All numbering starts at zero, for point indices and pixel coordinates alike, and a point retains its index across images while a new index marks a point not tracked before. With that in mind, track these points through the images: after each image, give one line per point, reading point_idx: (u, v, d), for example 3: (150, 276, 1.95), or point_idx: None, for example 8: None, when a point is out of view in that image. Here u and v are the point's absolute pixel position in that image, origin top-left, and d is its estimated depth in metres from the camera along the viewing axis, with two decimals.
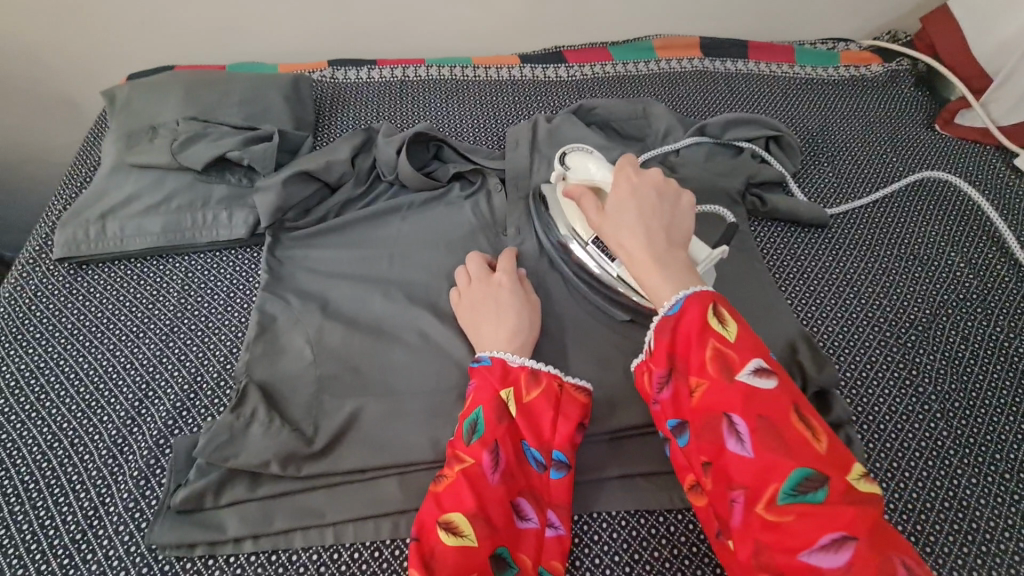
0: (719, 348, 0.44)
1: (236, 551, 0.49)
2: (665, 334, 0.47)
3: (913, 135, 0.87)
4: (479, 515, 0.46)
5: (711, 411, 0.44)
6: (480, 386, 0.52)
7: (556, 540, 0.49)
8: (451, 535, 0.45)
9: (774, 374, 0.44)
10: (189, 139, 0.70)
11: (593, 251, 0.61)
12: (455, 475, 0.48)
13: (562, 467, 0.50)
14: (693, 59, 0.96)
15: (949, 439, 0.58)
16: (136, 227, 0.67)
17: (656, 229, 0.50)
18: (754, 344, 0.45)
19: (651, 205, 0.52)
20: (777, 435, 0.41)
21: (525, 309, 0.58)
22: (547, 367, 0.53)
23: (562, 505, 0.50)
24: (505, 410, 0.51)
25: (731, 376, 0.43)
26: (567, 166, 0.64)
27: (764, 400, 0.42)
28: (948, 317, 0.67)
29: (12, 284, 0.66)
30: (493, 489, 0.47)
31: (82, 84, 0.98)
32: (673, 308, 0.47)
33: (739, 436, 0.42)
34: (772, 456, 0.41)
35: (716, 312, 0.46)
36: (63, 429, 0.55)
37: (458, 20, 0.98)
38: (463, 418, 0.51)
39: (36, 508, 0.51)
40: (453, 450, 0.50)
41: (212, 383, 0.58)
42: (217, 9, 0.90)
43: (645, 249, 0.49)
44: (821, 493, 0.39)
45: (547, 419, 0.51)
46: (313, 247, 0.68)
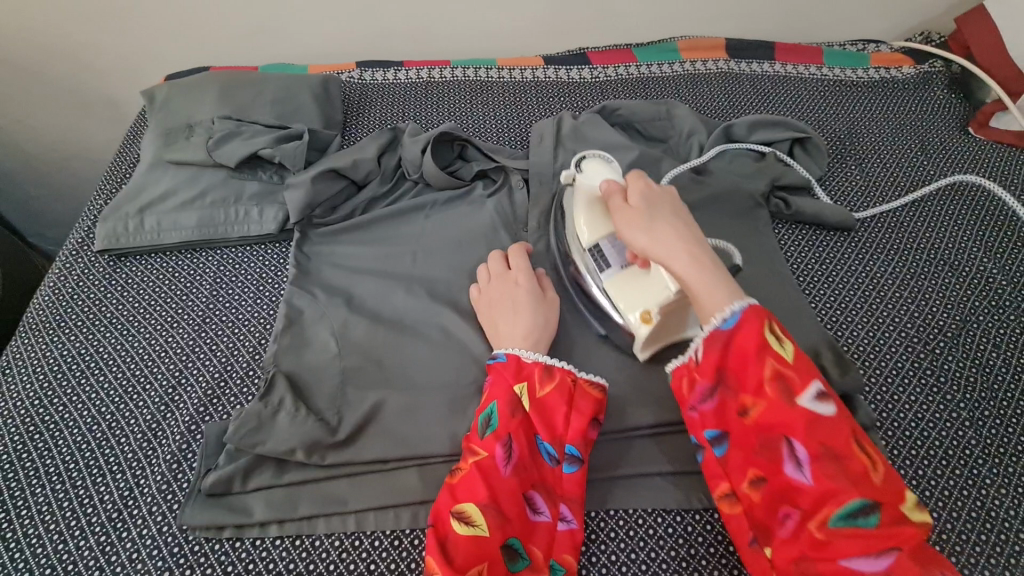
0: (778, 368, 0.45)
1: (262, 534, 0.51)
2: (716, 349, 0.48)
3: (947, 138, 0.85)
4: (491, 504, 0.47)
5: (771, 432, 0.44)
6: (496, 381, 0.53)
7: (568, 533, 0.49)
8: (463, 523, 0.46)
9: (832, 398, 0.45)
10: (223, 137, 0.73)
11: (589, 262, 0.61)
12: (469, 467, 0.49)
13: (574, 461, 0.50)
14: (718, 60, 0.95)
15: (977, 448, 0.57)
16: (171, 221, 0.69)
17: (690, 229, 0.53)
18: (810, 366, 0.45)
19: (677, 208, 0.54)
20: (836, 461, 0.42)
21: (539, 308, 0.59)
22: (560, 364, 0.54)
23: (574, 499, 0.50)
24: (519, 404, 0.52)
25: (791, 399, 0.44)
26: (581, 169, 0.65)
27: (826, 426, 0.43)
28: (978, 324, 0.66)
29: (56, 275, 0.69)
30: (506, 481, 0.48)
31: (125, 86, 1.03)
32: (727, 321, 0.47)
33: (798, 462, 0.43)
34: (831, 483, 0.42)
35: (774, 330, 0.46)
36: (102, 412, 0.58)
37: (484, 22, 0.99)
38: (479, 413, 0.52)
39: (76, 487, 0.54)
40: (469, 443, 0.51)
41: (241, 372, 0.60)
42: (254, 12, 0.93)
43: (688, 245, 0.51)
44: (875, 519, 0.41)
45: (559, 413, 0.52)
46: (339, 244, 0.70)
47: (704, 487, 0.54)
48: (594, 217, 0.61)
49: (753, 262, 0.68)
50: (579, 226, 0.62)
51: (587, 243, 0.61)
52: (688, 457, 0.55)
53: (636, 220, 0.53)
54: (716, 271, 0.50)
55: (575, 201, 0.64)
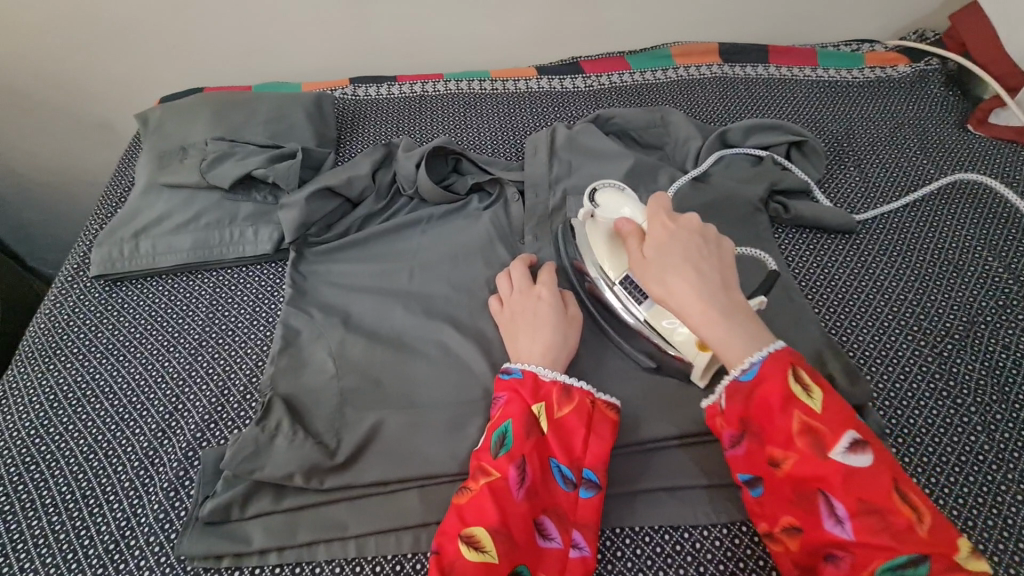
0: (806, 421, 0.44)
1: (262, 562, 0.50)
2: (739, 400, 0.47)
3: (945, 136, 0.85)
4: (502, 530, 0.46)
5: (806, 485, 0.43)
6: (511, 399, 0.52)
7: (580, 561, 0.47)
8: (471, 549, 0.45)
9: (868, 447, 0.43)
10: (216, 158, 0.73)
11: (621, 292, 0.58)
12: (480, 488, 0.48)
13: (592, 486, 0.49)
14: (712, 65, 0.95)
15: (991, 453, 0.56)
16: (166, 245, 0.69)
17: (702, 268, 0.50)
18: (843, 414, 0.44)
19: (687, 243, 0.51)
20: (877, 511, 0.41)
21: (561, 324, 0.57)
22: (577, 383, 0.53)
23: (588, 526, 0.49)
24: (536, 426, 0.51)
25: (824, 453, 0.43)
26: (596, 203, 0.62)
27: (861, 478, 0.42)
28: (986, 325, 0.65)
29: (51, 302, 0.69)
30: (517, 506, 0.47)
31: (120, 109, 1.03)
32: (747, 372, 0.47)
33: (838, 516, 0.42)
34: (874, 536, 0.41)
35: (798, 378, 0.45)
36: (99, 440, 0.57)
37: (476, 35, 0.99)
38: (491, 430, 0.51)
39: (72, 519, 0.53)
40: (478, 461, 0.49)
41: (238, 396, 0.59)
42: (248, 33, 0.94)
43: (699, 300, 0.49)
44: (925, 571, 0.39)
45: (578, 436, 0.51)
46: (335, 262, 0.69)
47: (711, 501, 0.53)
48: (613, 246, 0.60)
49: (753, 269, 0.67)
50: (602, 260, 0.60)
51: (614, 276, 0.59)
52: (695, 470, 0.54)
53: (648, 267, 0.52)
54: (733, 316, 0.48)
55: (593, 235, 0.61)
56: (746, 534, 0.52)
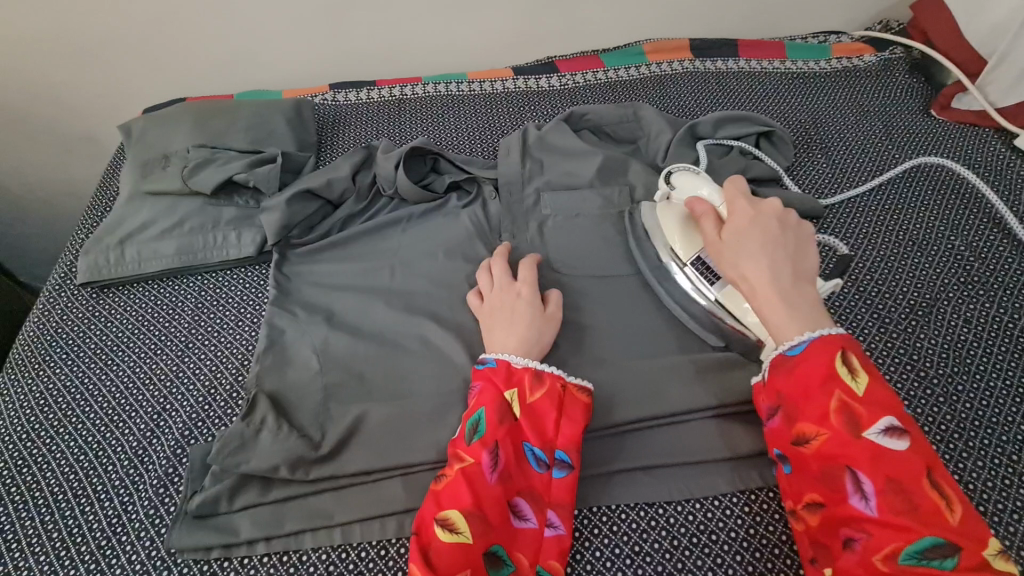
0: (846, 401, 0.46)
1: (250, 552, 0.52)
2: (783, 375, 0.50)
3: (909, 122, 0.87)
4: (477, 512, 0.47)
5: (834, 461, 0.45)
6: (485, 388, 0.53)
7: (555, 539, 0.50)
8: (447, 531, 0.47)
9: (905, 436, 0.45)
10: (198, 165, 0.74)
11: (692, 273, 0.62)
12: (455, 474, 0.49)
13: (565, 467, 0.51)
14: (683, 61, 0.97)
15: (952, 423, 0.58)
16: (151, 250, 0.70)
17: (774, 258, 0.53)
18: (886, 402, 0.46)
19: (767, 232, 0.54)
20: (901, 494, 0.43)
21: (538, 321, 0.59)
22: (550, 368, 0.54)
23: (563, 505, 0.50)
24: (508, 411, 0.52)
25: (858, 431, 0.45)
26: (674, 185, 0.66)
27: (892, 461, 0.44)
28: (948, 302, 0.67)
29: (39, 311, 0.70)
30: (491, 489, 0.48)
31: (105, 121, 1.04)
32: (794, 348, 0.49)
33: (864, 494, 0.43)
34: (897, 517, 0.42)
35: (846, 362, 0.47)
36: (89, 442, 0.59)
37: (453, 38, 1.01)
38: (466, 418, 0.53)
39: (65, 518, 0.54)
40: (454, 449, 0.51)
41: (225, 394, 0.61)
42: (229, 42, 0.96)
43: (765, 280, 0.52)
44: (947, 562, 0.40)
45: (549, 419, 0.52)
46: (318, 263, 0.71)
47: (685, 478, 0.55)
48: (687, 229, 0.63)
49: None
50: (674, 243, 0.64)
51: (686, 259, 0.63)
52: (669, 449, 0.56)
53: (724, 248, 0.56)
54: (801, 298, 0.51)
55: (665, 215, 0.65)
56: (718, 508, 0.54)
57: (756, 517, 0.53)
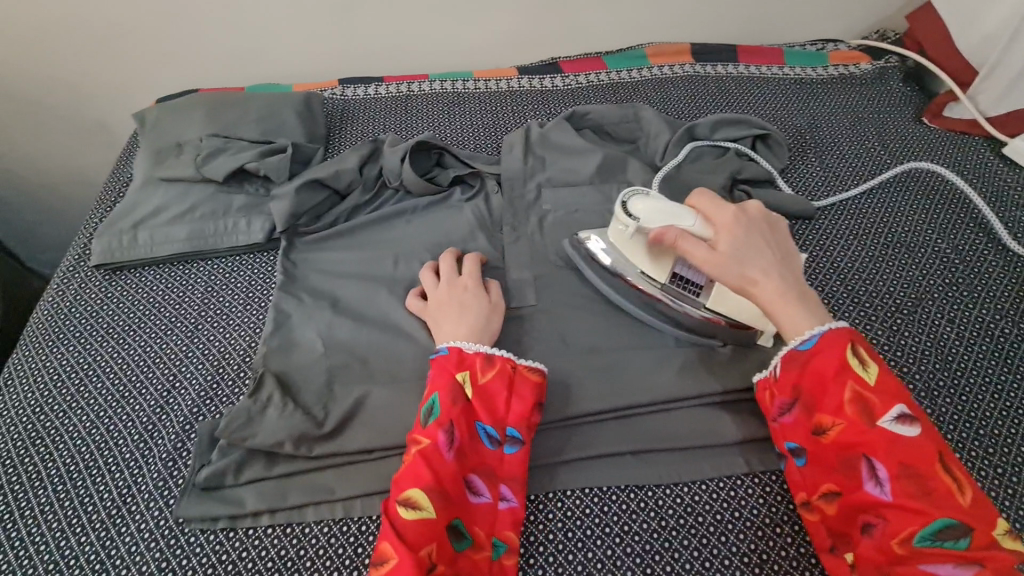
0: (859, 392, 0.49)
1: (255, 524, 0.54)
2: (795, 368, 0.53)
3: (902, 128, 0.89)
4: (439, 488, 0.49)
5: (849, 450, 0.48)
6: (437, 372, 0.55)
7: (509, 512, 0.52)
8: (409, 510, 0.48)
9: (916, 421, 0.48)
10: (211, 153, 0.77)
11: (672, 290, 0.64)
12: (412, 456, 0.51)
13: (516, 442, 0.54)
14: (684, 64, 1.00)
15: (932, 417, 0.60)
16: (163, 235, 0.73)
17: (774, 259, 0.56)
18: (896, 390, 0.49)
19: (759, 237, 0.57)
20: (914, 477, 0.46)
21: (485, 309, 0.61)
22: (500, 352, 0.57)
23: (513, 479, 0.53)
24: (461, 392, 0.54)
25: (872, 420, 0.48)
26: (633, 216, 0.62)
27: (905, 447, 0.46)
28: (934, 302, 0.69)
29: (53, 291, 0.72)
30: (448, 467, 0.50)
31: (118, 111, 1.07)
32: (806, 343, 0.52)
33: (878, 480, 0.47)
34: (911, 501, 0.45)
35: (856, 353, 0.50)
36: (101, 416, 0.61)
37: (459, 37, 1.04)
38: (423, 404, 0.54)
39: (77, 487, 0.56)
40: (412, 433, 0.53)
41: (232, 374, 0.63)
42: (241, 36, 0.98)
43: (773, 282, 0.55)
44: (962, 541, 0.43)
45: (501, 399, 0.55)
46: (325, 251, 0.73)
47: (674, 464, 0.57)
48: (658, 253, 0.63)
49: None
50: (649, 268, 0.64)
51: (664, 280, 0.64)
52: (659, 434, 0.58)
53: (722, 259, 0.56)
54: (801, 293, 0.55)
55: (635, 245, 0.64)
56: (705, 492, 0.56)
57: (741, 502, 0.55)
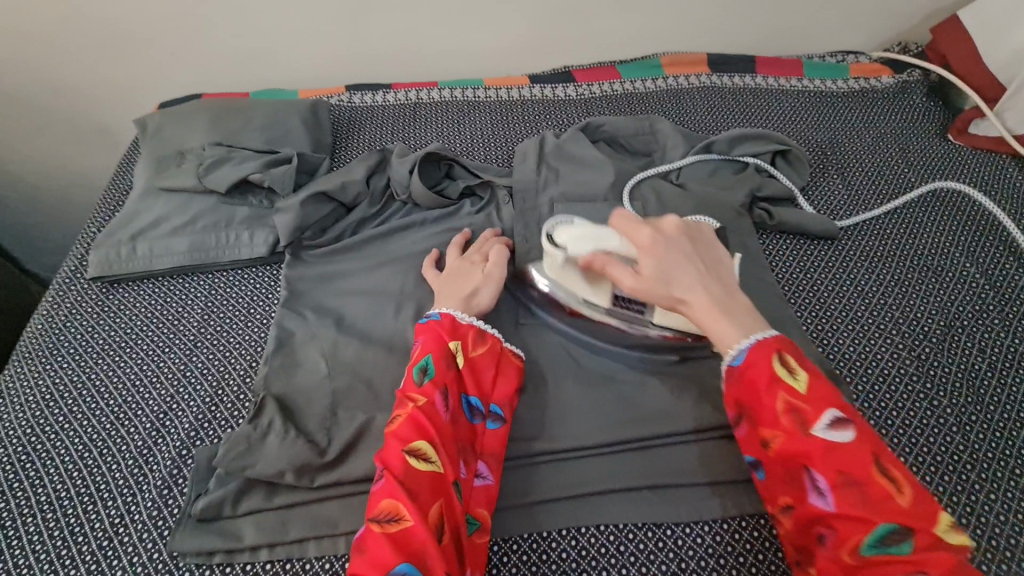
0: (790, 401, 0.46)
1: (253, 558, 0.51)
2: (731, 384, 0.50)
3: (926, 145, 0.87)
4: (443, 443, 0.49)
5: (791, 462, 0.45)
6: (428, 341, 0.55)
7: (484, 488, 0.51)
8: (419, 459, 0.47)
9: (850, 424, 0.45)
10: (214, 163, 0.74)
11: (618, 311, 0.61)
12: (408, 413, 0.50)
13: (498, 419, 0.54)
14: (700, 75, 0.97)
15: (966, 453, 0.57)
16: (163, 247, 0.70)
17: (700, 273, 0.52)
18: (827, 393, 0.46)
19: (681, 253, 0.53)
20: (855, 485, 0.43)
21: (477, 277, 0.61)
22: (491, 329, 0.58)
23: (492, 456, 0.53)
24: (453, 362, 0.54)
25: (807, 429, 0.45)
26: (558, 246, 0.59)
27: (843, 454, 0.44)
28: (963, 328, 0.66)
29: (49, 304, 0.70)
30: (444, 426, 0.50)
31: (119, 115, 1.04)
32: (737, 359, 0.49)
33: (820, 490, 0.44)
34: (853, 509, 0.42)
35: (784, 362, 0.47)
36: (94, 438, 0.58)
37: (470, 44, 1.01)
38: (412, 366, 0.54)
39: (67, 516, 0.54)
40: (404, 393, 0.52)
41: (232, 395, 0.61)
42: (247, 40, 0.96)
43: (704, 298, 0.51)
44: (906, 546, 0.41)
45: (488, 374, 0.55)
46: (330, 266, 0.70)
47: (695, 500, 0.54)
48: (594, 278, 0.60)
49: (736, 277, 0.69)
50: (590, 294, 0.61)
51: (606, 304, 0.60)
52: (679, 468, 0.56)
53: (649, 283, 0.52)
54: (733, 306, 0.51)
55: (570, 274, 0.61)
56: (726, 531, 0.53)
57: (764, 543, 0.52)
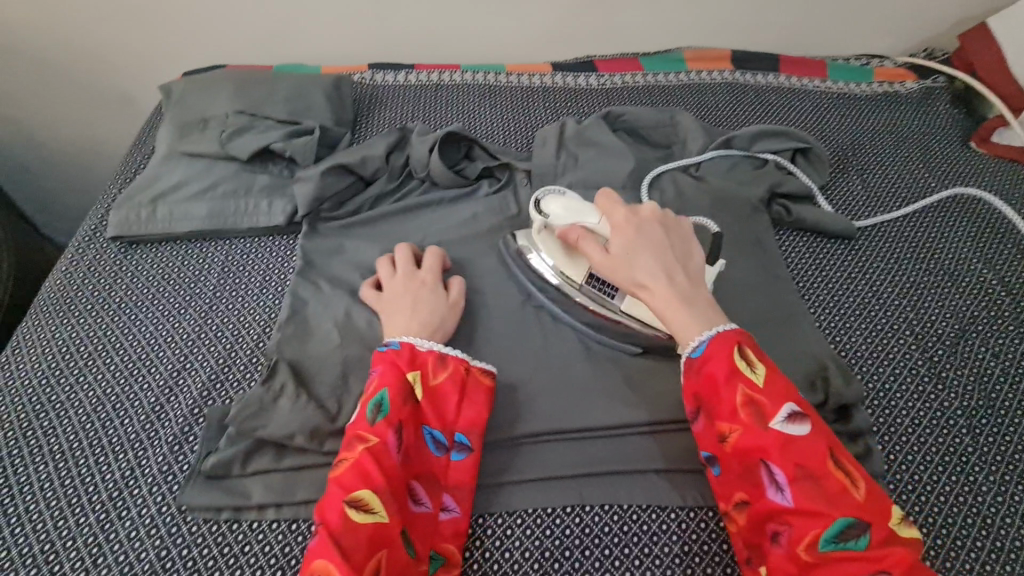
0: (750, 394, 0.46)
1: (259, 517, 0.51)
2: (692, 376, 0.49)
3: (948, 151, 0.86)
4: (388, 490, 0.45)
5: (749, 456, 0.45)
6: (385, 369, 0.51)
7: (451, 521, 0.49)
8: (360, 511, 0.44)
9: (805, 417, 0.45)
10: (237, 131, 0.75)
11: (592, 290, 0.63)
12: (356, 456, 0.47)
13: (464, 450, 0.51)
14: (723, 71, 0.97)
15: (974, 456, 0.57)
16: (183, 211, 0.71)
17: (668, 263, 0.53)
18: (784, 387, 0.46)
19: (651, 239, 0.55)
20: (812, 479, 0.43)
21: (434, 307, 0.59)
22: (454, 353, 0.54)
23: (458, 488, 0.50)
24: (411, 394, 0.51)
25: (764, 422, 0.45)
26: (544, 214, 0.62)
27: (799, 446, 0.44)
28: (976, 334, 0.66)
29: (68, 261, 0.70)
30: (395, 468, 0.47)
31: (143, 84, 1.05)
32: (696, 350, 0.49)
33: (779, 486, 0.44)
34: (812, 504, 0.42)
35: (743, 355, 0.47)
36: (108, 393, 0.59)
37: (494, 29, 1.01)
38: (366, 400, 0.50)
39: (78, 466, 0.54)
40: (355, 432, 0.48)
41: (245, 359, 0.61)
42: (273, 14, 0.96)
43: (663, 283, 0.52)
44: (863, 541, 0.41)
45: (452, 402, 0.52)
46: (346, 239, 0.71)
47: (701, 485, 0.54)
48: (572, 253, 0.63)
49: (750, 271, 0.69)
50: (565, 268, 0.63)
51: (581, 281, 0.63)
52: (686, 453, 0.56)
53: (615, 260, 0.54)
54: (694, 296, 0.52)
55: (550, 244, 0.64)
56: None
57: None
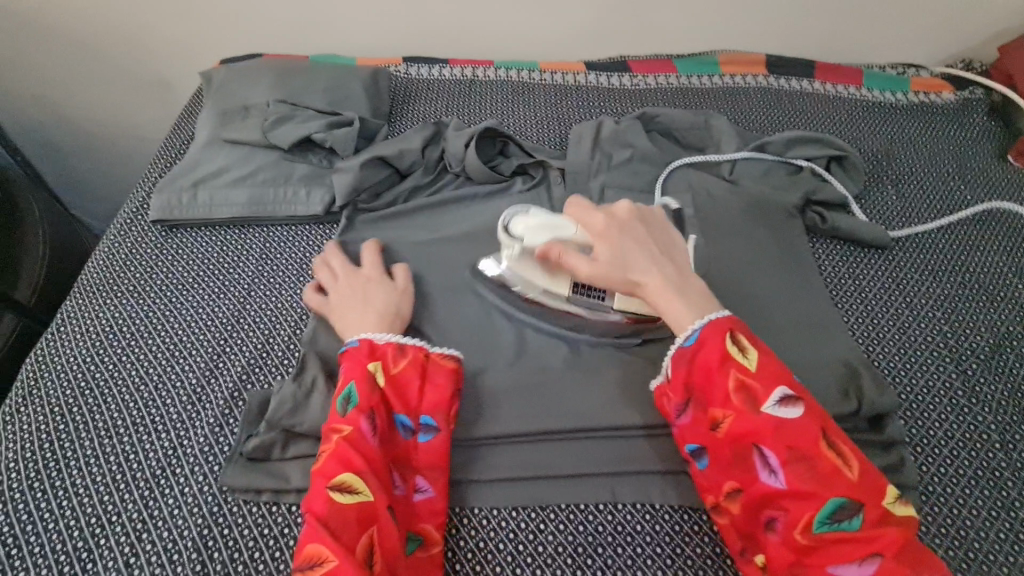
0: (742, 379, 0.47)
1: (298, 501, 0.52)
2: (683, 366, 0.50)
3: (985, 164, 0.85)
4: (370, 471, 0.47)
5: (742, 442, 0.46)
6: (348, 364, 0.53)
7: (427, 502, 0.50)
8: (344, 493, 0.46)
9: (799, 400, 0.46)
10: (279, 119, 0.75)
11: (580, 298, 0.61)
12: (334, 445, 0.48)
13: (430, 431, 0.51)
14: (757, 75, 0.96)
15: (1008, 470, 0.57)
16: (223, 197, 0.72)
17: (656, 255, 0.54)
18: (776, 372, 0.47)
19: (635, 236, 0.55)
20: (805, 462, 0.45)
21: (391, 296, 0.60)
22: (414, 341, 0.55)
23: (429, 470, 0.51)
24: (376, 383, 0.52)
25: (756, 407, 0.46)
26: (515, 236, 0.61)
27: (792, 431, 0.45)
28: (1010, 347, 0.66)
29: (110, 242, 0.72)
30: (369, 453, 0.48)
31: (179, 70, 1.07)
32: (689, 339, 0.50)
33: (772, 469, 0.45)
34: (805, 487, 0.44)
35: (735, 342, 0.49)
36: (150, 373, 0.60)
37: (528, 26, 1.01)
38: (337, 395, 0.51)
39: (122, 443, 0.56)
40: (330, 424, 0.50)
41: (283, 345, 0.62)
42: (311, 5, 0.97)
43: (655, 275, 0.53)
44: (857, 521, 0.43)
45: (412, 388, 0.52)
46: (382, 230, 0.71)
47: None
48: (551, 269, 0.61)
49: (784, 278, 0.69)
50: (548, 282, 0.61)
51: (569, 293, 0.61)
52: None
53: (602, 264, 0.53)
54: (687, 285, 0.53)
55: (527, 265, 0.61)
56: None
57: None
